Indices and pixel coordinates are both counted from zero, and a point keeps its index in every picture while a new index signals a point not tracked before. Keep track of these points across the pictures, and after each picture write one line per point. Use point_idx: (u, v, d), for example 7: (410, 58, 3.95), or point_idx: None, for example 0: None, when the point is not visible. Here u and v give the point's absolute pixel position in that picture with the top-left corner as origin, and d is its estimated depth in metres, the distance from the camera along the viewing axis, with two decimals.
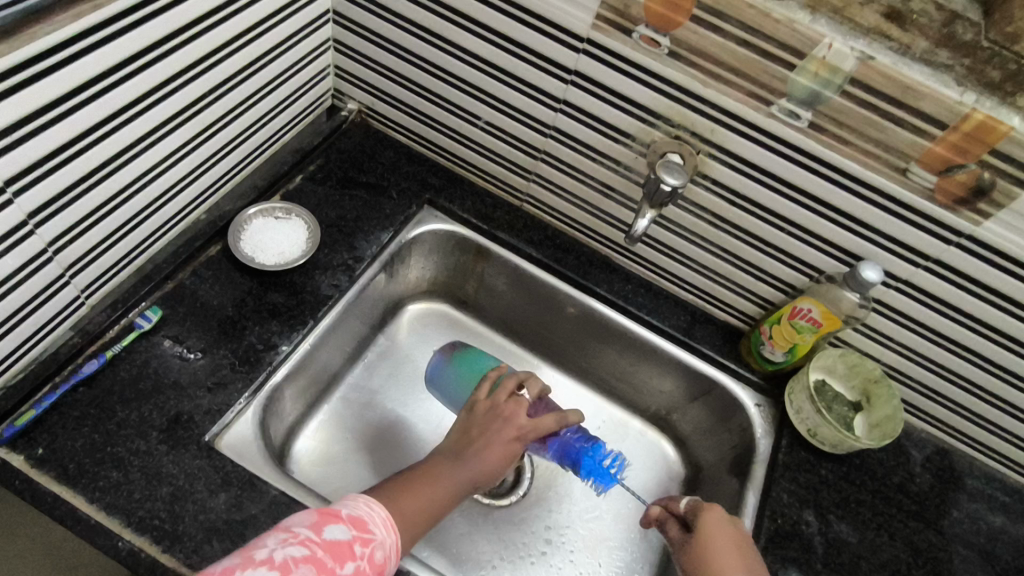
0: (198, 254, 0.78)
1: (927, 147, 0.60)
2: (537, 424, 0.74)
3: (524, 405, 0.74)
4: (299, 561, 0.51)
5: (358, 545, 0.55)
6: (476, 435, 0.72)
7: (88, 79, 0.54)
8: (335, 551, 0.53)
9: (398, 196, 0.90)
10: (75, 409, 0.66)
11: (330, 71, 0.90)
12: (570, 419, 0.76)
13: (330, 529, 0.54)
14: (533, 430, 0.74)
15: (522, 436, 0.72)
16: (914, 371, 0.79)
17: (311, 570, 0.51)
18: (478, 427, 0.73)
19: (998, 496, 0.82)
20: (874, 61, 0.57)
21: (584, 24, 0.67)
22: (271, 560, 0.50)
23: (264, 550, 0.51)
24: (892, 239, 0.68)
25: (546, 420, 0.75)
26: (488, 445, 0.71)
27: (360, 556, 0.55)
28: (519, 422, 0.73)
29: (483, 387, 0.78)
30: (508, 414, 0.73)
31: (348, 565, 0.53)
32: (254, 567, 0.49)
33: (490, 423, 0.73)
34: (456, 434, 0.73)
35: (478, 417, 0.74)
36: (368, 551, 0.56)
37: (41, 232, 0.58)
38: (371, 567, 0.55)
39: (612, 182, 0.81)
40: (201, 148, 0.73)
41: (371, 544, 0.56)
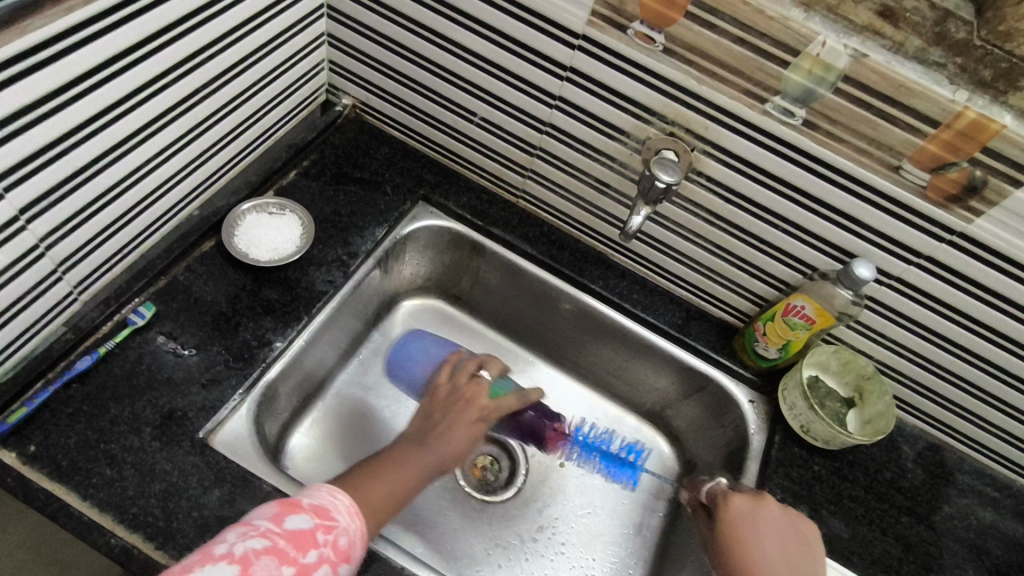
0: (192, 250, 0.78)
1: (920, 145, 0.60)
2: (497, 403, 0.73)
3: (485, 386, 0.74)
4: (259, 554, 0.51)
5: (321, 533, 0.55)
6: (439, 418, 0.71)
7: (79, 74, 0.54)
8: (297, 541, 0.53)
9: (393, 192, 0.90)
10: (68, 406, 0.66)
11: (324, 66, 0.90)
12: (530, 395, 0.76)
13: (292, 519, 0.54)
14: (494, 409, 0.73)
15: (483, 416, 0.72)
16: (906, 367, 0.79)
17: (272, 561, 0.51)
18: (440, 410, 0.71)
19: (988, 491, 0.82)
20: (868, 59, 0.57)
21: (579, 20, 0.67)
22: (231, 554, 0.51)
23: (224, 545, 0.51)
24: (885, 237, 0.68)
25: (507, 399, 0.74)
26: (451, 428, 0.70)
27: (324, 544, 0.55)
28: (480, 403, 0.72)
29: (442, 371, 0.76)
30: (469, 395, 0.72)
31: (311, 554, 0.53)
32: (213, 562, 0.50)
33: (450, 405, 0.72)
34: (418, 419, 0.72)
35: (439, 401, 0.72)
36: (332, 539, 0.55)
37: (33, 228, 0.58)
38: (337, 554, 0.55)
39: (607, 178, 0.81)
40: (194, 144, 0.72)
41: (335, 531, 0.56)
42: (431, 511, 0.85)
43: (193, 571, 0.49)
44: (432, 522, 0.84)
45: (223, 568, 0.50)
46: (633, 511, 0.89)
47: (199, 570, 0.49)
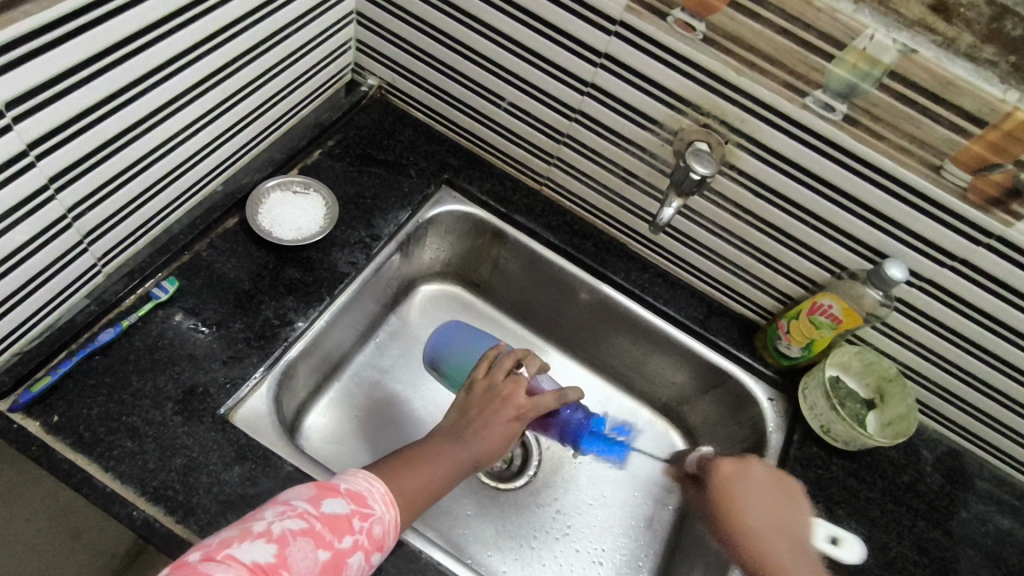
0: (215, 226, 0.77)
1: (964, 145, 0.59)
2: (536, 404, 0.72)
3: (525, 384, 0.72)
4: (297, 535, 0.51)
5: (357, 519, 0.55)
6: (476, 414, 0.70)
7: (113, 43, 0.53)
8: (334, 525, 0.53)
9: (417, 175, 0.89)
10: (91, 377, 0.66)
11: (352, 45, 0.89)
12: (570, 397, 0.75)
13: (329, 503, 0.55)
14: (534, 409, 0.72)
15: (521, 416, 0.71)
16: (931, 371, 0.79)
17: (309, 544, 0.51)
18: (477, 405, 0.71)
19: (1007, 499, 0.82)
20: (916, 54, 0.56)
21: (618, 5, 0.66)
22: (269, 532, 0.51)
23: (262, 523, 0.52)
24: (919, 238, 0.67)
25: (545, 398, 0.73)
26: (488, 424, 0.69)
27: (359, 530, 0.55)
28: (518, 402, 0.71)
29: (481, 365, 0.75)
30: (508, 393, 0.71)
31: (346, 540, 0.53)
32: (251, 540, 0.50)
33: (489, 401, 0.71)
34: (454, 412, 0.71)
35: (476, 396, 0.71)
36: (367, 526, 0.56)
37: (62, 198, 0.57)
38: (371, 542, 0.55)
39: (635, 169, 0.80)
40: (221, 119, 0.72)
41: (371, 518, 0.56)
42: (444, 498, 0.85)
43: (232, 547, 0.50)
44: (445, 508, 0.84)
45: (261, 546, 0.50)
46: (645, 505, 0.89)
47: (237, 546, 0.50)
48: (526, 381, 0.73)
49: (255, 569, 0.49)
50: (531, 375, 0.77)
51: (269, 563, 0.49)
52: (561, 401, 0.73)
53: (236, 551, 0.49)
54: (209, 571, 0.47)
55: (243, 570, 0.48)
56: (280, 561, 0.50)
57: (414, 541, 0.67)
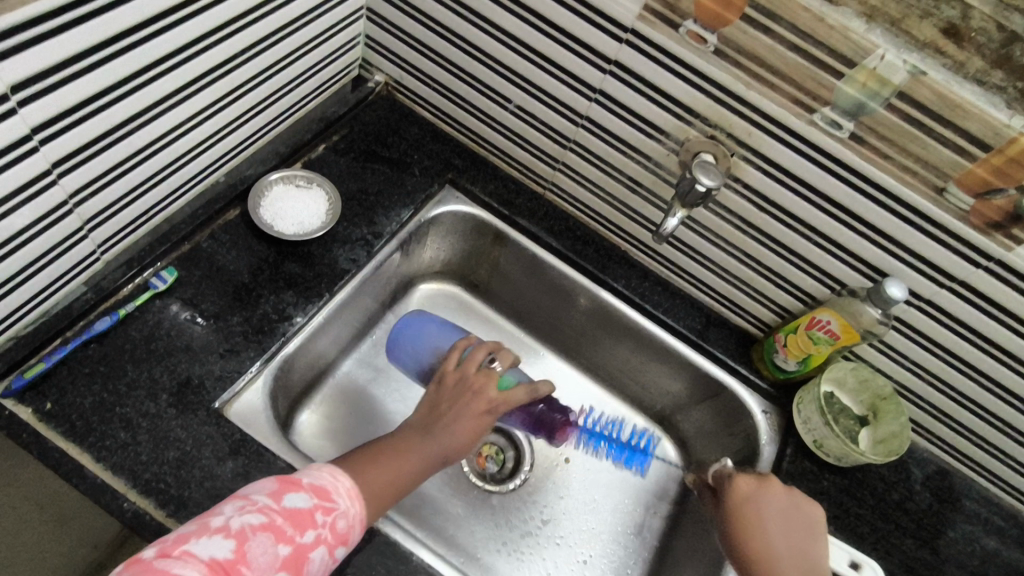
0: (217, 218, 0.77)
1: (968, 168, 0.59)
2: (505, 397, 0.71)
3: (495, 378, 0.71)
4: (256, 530, 0.51)
5: (319, 514, 0.55)
6: (445, 408, 0.69)
7: (122, 30, 0.53)
8: (294, 520, 0.53)
9: (420, 174, 0.89)
10: (86, 365, 0.65)
11: (360, 40, 0.89)
12: (541, 391, 0.74)
13: (289, 497, 0.54)
14: (504, 401, 0.71)
15: (490, 410, 0.70)
16: (925, 391, 0.79)
17: (269, 539, 0.51)
18: (447, 398, 0.70)
19: (994, 520, 0.82)
20: (926, 76, 0.56)
21: (630, 13, 0.66)
22: (228, 528, 0.51)
23: (221, 518, 0.51)
24: (919, 258, 0.67)
25: (516, 392, 0.72)
26: (457, 418, 0.68)
27: (321, 525, 0.55)
28: (487, 396, 0.70)
29: (452, 358, 0.74)
30: (477, 387, 0.70)
31: (308, 534, 0.53)
32: (209, 536, 0.50)
33: (458, 395, 0.70)
34: (424, 406, 0.70)
35: (446, 390, 0.71)
36: (330, 521, 0.55)
37: (64, 183, 0.57)
38: (334, 535, 0.55)
39: (640, 177, 0.80)
40: (226, 110, 0.71)
41: (334, 513, 0.56)
42: (437, 499, 0.84)
43: (189, 542, 0.49)
44: (434, 508, 0.84)
45: (220, 541, 0.50)
46: (636, 512, 0.89)
47: (195, 541, 0.49)
48: (498, 374, 0.72)
49: (214, 565, 0.48)
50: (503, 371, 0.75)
51: (227, 559, 0.49)
52: (532, 396, 0.72)
53: (193, 546, 0.49)
54: (166, 567, 0.47)
55: (200, 566, 0.48)
56: (239, 556, 0.49)
57: (404, 541, 0.67)
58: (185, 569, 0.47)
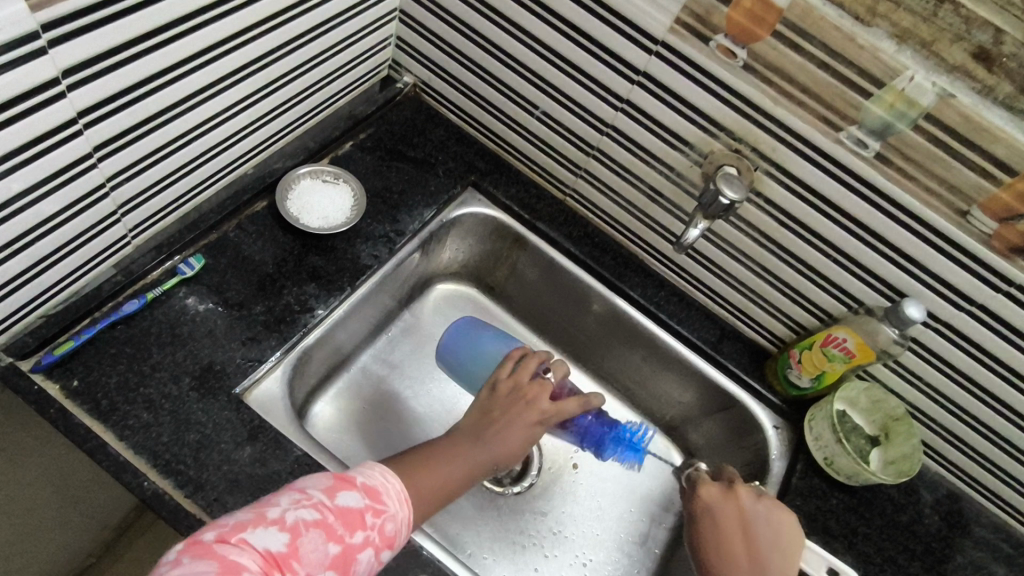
0: (245, 208, 0.78)
1: (993, 192, 0.59)
2: (559, 409, 0.73)
3: (548, 389, 0.73)
4: (310, 526, 0.52)
5: (370, 515, 0.55)
6: (498, 416, 0.70)
7: (169, 21, 0.54)
8: (346, 519, 0.54)
9: (444, 175, 0.90)
10: (112, 346, 0.66)
11: (391, 41, 0.90)
12: (592, 402, 0.74)
13: (343, 496, 0.55)
14: (557, 414, 0.72)
15: (542, 421, 0.71)
16: (938, 414, 0.79)
17: (320, 536, 0.52)
18: (499, 406, 0.71)
19: (1003, 547, 0.81)
20: (952, 99, 0.57)
21: (661, 26, 0.67)
22: (282, 520, 0.52)
23: (277, 510, 0.53)
24: (939, 279, 0.67)
25: (569, 403, 0.74)
26: (509, 427, 0.69)
27: (371, 527, 0.55)
28: (541, 407, 0.71)
29: (506, 364, 0.76)
30: (531, 396, 0.72)
31: (357, 535, 0.54)
32: (265, 526, 0.51)
33: (512, 404, 0.71)
34: (474, 412, 0.72)
35: (499, 397, 0.72)
36: (379, 523, 0.56)
37: (103, 167, 0.58)
38: (383, 539, 0.56)
39: (662, 188, 0.81)
40: (261, 103, 0.73)
41: (384, 516, 0.56)
42: (447, 497, 0.85)
43: (246, 532, 0.50)
44: (442, 505, 0.85)
45: (275, 533, 0.51)
46: (641, 522, 0.89)
47: (252, 531, 0.50)
48: (551, 385, 0.74)
49: (268, 557, 0.49)
50: (556, 381, 0.78)
51: (281, 552, 0.50)
52: (584, 408, 0.73)
53: (251, 535, 0.50)
54: (224, 554, 0.48)
55: (255, 556, 0.49)
56: (291, 551, 0.50)
57: (415, 536, 0.68)
58: (242, 557, 0.49)
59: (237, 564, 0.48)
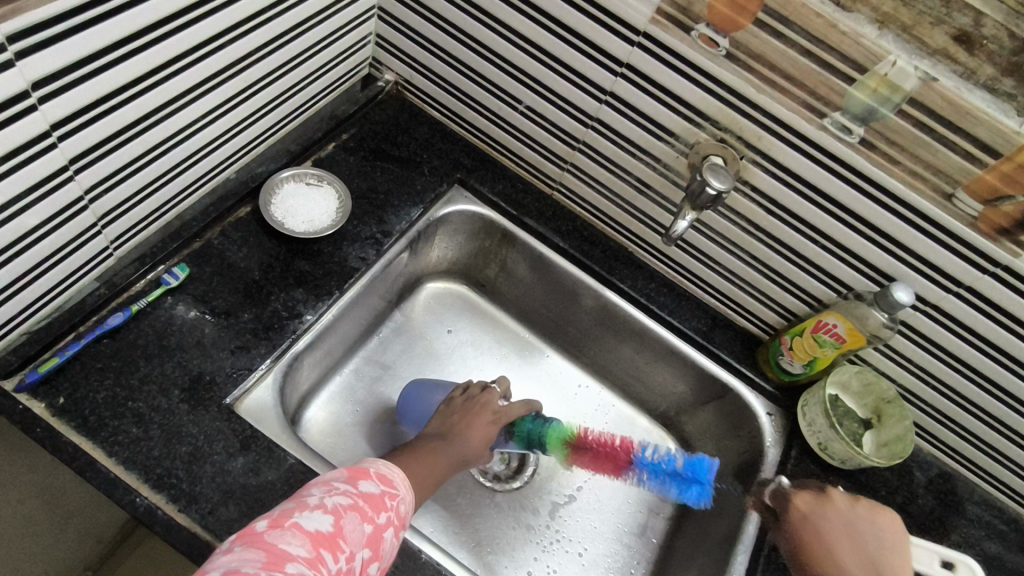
0: (228, 215, 0.77)
1: (978, 175, 0.59)
2: (508, 410, 0.79)
3: (497, 393, 0.80)
4: (347, 509, 0.52)
5: (389, 498, 0.57)
6: (456, 422, 0.75)
7: (143, 27, 0.53)
8: (373, 502, 0.55)
9: (429, 173, 0.89)
10: (98, 361, 0.66)
11: (371, 39, 0.89)
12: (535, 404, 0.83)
13: (364, 483, 0.56)
14: (506, 415, 0.79)
15: (497, 420, 0.77)
16: (929, 395, 0.80)
17: (357, 517, 0.52)
18: (456, 414, 0.76)
19: (996, 524, 0.82)
20: (936, 82, 0.56)
21: (643, 17, 0.66)
22: (321, 506, 0.52)
23: (313, 498, 0.52)
24: (926, 262, 0.68)
25: (515, 407, 0.81)
26: (469, 427, 0.75)
27: (391, 508, 0.56)
28: (494, 407, 0.78)
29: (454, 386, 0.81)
30: (483, 401, 0.78)
31: (383, 516, 0.55)
32: (309, 512, 0.51)
33: (467, 410, 0.77)
34: (432, 425, 0.75)
35: (454, 408, 0.77)
36: (397, 505, 0.57)
37: (80, 180, 0.57)
38: (401, 519, 0.57)
39: (649, 179, 0.80)
40: (240, 108, 0.72)
41: (398, 499, 0.58)
42: (445, 497, 0.85)
43: (294, 518, 0.50)
44: (438, 504, 0.85)
45: (320, 517, 0.51)
46: (639, 513, 0.89)
47: (299, 517, 0.50)
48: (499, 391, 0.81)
49: (319, 538, 0.49)
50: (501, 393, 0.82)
51: (328, 533, 0.50)
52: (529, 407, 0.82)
53: (297, 520, 0.50)
54: (277, 540, 0.47)
55: (307, 538, 0.48)
56: (336, 531, 0.50)
57: (413, 539, 0.67)
58: (296, 541, 0.48)
59: (293, 548, 0.47)
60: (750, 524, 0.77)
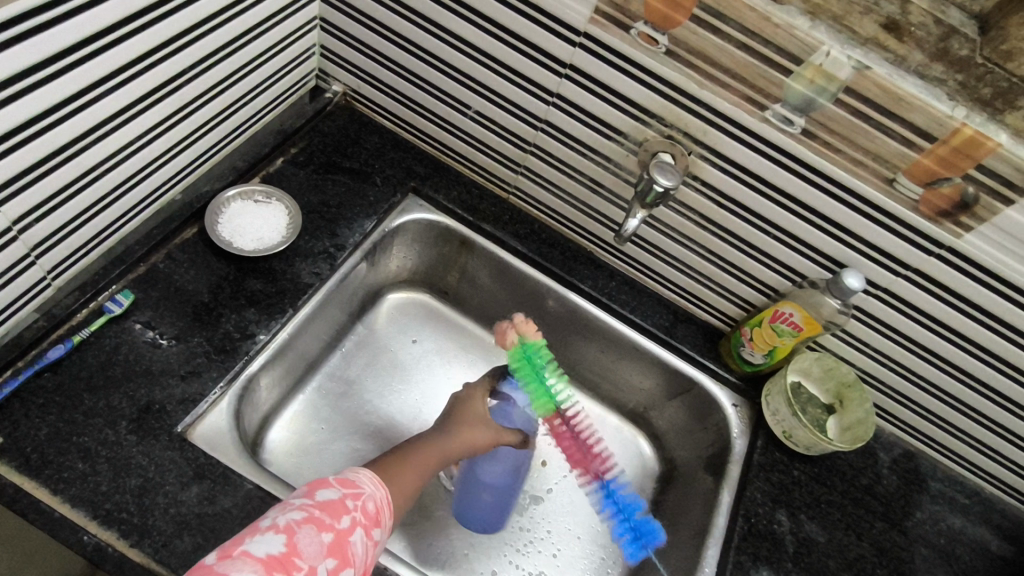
0: (173, 236, 0.75)
1: (915, 159, 0.60)
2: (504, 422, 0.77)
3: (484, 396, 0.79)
4: (300, 524, 0.51)
5: (351, 500, 0.56)
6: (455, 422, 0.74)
7: (66, 47, 0.51)
8: (330, 509, 0.53)
9: (382, 183, 0.88)
10: (39, 396, 0.63)
11: (315, 51, 0.88)
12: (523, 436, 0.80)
13: (321, 491, 0.55)
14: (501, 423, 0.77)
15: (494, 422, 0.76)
16: (888, 377, 0.81)
17: (312, 529, 0.51)
18: (456, 415, 0.75)
19: (959, 499, 0.84)
20: (869, 71, 0.57)
21: (582, 17, 0.66)
22: (275, 526, 0.51)
23: (266, 519, 0.51)
24: (874, 247, 0.69)
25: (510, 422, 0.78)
26: (465, 428, 0.73)
27: (354, 509, 0.55)
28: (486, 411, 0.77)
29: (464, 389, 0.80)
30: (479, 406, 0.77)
31: (345, 519, 0.53)
32: (260, 534, 0.50)
33: (466, 414, 0.75)
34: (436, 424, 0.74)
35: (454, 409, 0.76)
36: (361, 504, 0.56)
37: (6, 210, 0.55)
38: (369, 517, 0.56)
39: (601, 179, 0.80)
40: (179, 126, 0.70)
41: (363, 497, 0.57)
42: (417, 510, 0.84)
43: (243, 544, 0.49)
44: (411, 518, 0.83)
45: (271, 538, 0.50)
46: None
47: (249, 542, 0.49)
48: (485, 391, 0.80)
49: (270, 560, 0.48)
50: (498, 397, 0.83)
51: (281, 553, 0.49)
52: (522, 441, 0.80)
53: (248, 546, 0.49)
54: (225, 571, 0.47)
55: (258, 564, 0.48)
56: (291, 549, 0.49)
57: (383, 559, 0.66)
58: (245, 568, 0.47)
59: None
60: (721, 517, 0.78)
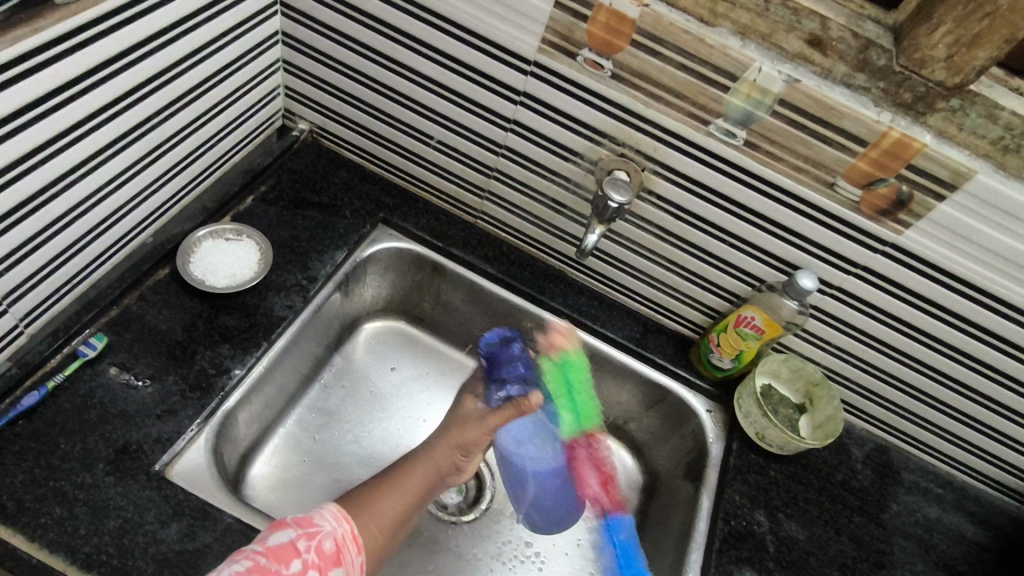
0: (145, 279, 0.77)
1: (851, 163, 0.64)
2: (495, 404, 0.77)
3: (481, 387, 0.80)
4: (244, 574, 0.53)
5: (303, 541, 0.58)
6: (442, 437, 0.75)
7: (27, 103, 0.53)
8: (279, 554, 0.56)
9: (351, 216, 0.90)
10: (14, 444, 0.63)
11: (280, 91, 0.90)
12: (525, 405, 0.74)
13: (274, 536, 0.57)
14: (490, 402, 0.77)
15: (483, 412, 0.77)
16: (852, 373, 0.83)
17: None
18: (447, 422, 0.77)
19: (932, 489, 0.86)
20: (800, 83, 0.61)
21: (530, 47, 0.70)
22: None
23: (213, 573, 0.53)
24: (823, 249, 0.72)
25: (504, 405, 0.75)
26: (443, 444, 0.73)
27: (307, 551, 0.57)
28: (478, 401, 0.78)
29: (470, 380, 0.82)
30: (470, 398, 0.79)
31: (295, 563, 0.56)
32: None
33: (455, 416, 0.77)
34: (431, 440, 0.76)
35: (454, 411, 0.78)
36: (315, 544, 0.58)
37: None
38: (324, 558, 0.58)
39: (563, 199, 0.83)
40: (147, 171, 0.72)
41: (319, 536, 0.59)
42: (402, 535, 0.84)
43: None
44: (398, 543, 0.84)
45: None
46: None
47: None
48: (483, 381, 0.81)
49: None
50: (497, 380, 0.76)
51: None
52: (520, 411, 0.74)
53: None
54: None
55: None
56: None
57: None
58: None
59: None
60: (701, 521, 0.79)
